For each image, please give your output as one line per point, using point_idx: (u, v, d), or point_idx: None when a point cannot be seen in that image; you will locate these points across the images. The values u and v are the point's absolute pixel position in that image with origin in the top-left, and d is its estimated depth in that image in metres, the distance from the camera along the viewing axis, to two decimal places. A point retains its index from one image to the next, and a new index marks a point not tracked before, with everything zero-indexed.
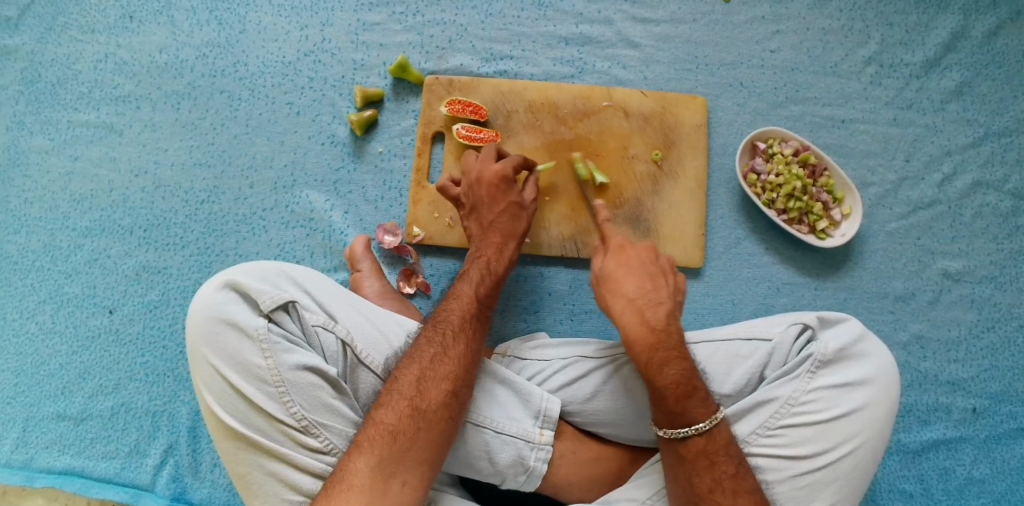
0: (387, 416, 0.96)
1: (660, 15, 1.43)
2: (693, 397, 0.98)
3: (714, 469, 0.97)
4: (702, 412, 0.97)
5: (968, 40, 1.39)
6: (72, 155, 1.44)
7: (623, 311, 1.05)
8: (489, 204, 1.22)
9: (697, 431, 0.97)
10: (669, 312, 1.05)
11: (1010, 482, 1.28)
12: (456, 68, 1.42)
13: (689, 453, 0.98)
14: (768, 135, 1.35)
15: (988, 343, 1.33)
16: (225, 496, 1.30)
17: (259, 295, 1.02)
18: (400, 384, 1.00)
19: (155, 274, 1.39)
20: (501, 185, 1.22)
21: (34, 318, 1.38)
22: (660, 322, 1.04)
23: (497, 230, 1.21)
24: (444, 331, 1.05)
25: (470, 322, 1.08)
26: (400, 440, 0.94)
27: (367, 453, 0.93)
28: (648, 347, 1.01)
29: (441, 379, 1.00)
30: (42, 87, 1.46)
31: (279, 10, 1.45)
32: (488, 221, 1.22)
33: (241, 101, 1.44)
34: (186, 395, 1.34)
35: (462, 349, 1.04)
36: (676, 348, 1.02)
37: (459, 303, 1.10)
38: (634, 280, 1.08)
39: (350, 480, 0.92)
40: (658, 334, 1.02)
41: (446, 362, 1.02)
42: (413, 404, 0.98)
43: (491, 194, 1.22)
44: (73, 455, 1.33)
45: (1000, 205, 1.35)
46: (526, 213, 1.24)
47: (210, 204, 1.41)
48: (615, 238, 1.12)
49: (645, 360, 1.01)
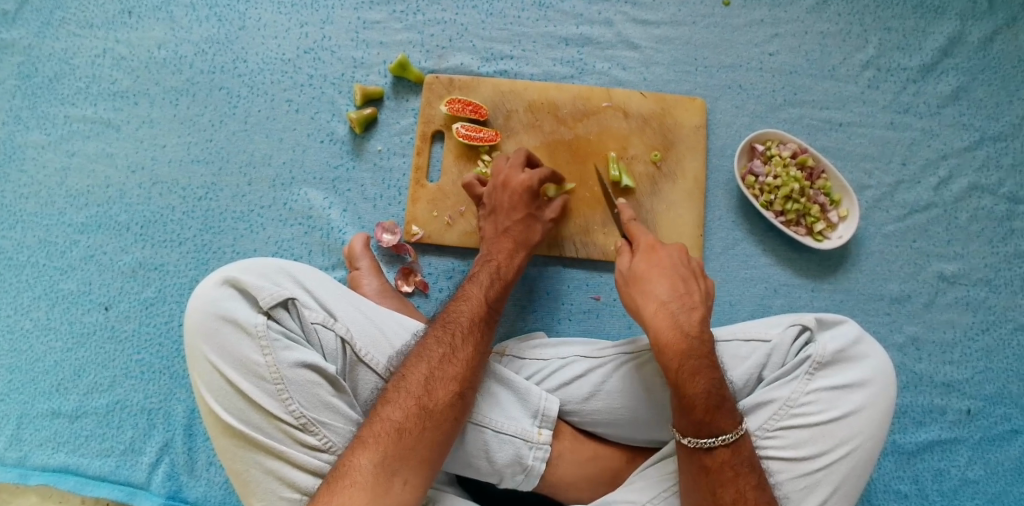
0: (393, 413, 0.96)
1: (660, 17, 1.43)
2: (722, 407, 0.97)
3: (738, 479, 0.96)
4: (728, 423, 0.97)
5: (964, 45, 1.41)
6: (68, 151, 1.43)
7: (656, 315, 1.04)
8: (508, 211, 1.24)
9: (722, 442, 0.96)
10: (702, 317, 1.05)
11: (1004, 483, 1.29)
12: (456, 67, 1.42)
13: (713, 463, 0.97)
14: (766, 137, 1.36)
15: (983, 346, 1.34)
16: (220, 495, 1.29)
17: (259, 292, 1.01)
18: (407, 381, 0.99)
19: (151, 270, 1.38)
20: (525, 194, 1.24)
21: (28, 314, 1.37)
22: (693, 327, 1.03)
23: (511, 236, 1.22)
24: (453, 332, 1.05)
25: (480, 324, 1.08)
26: (405, 438, 0.94)
27: (371, 450, 0.93)
28: (680, 352, 1.00)
29: (448, 380, 1.00)
30: (38, 82, 1.44)
31: (279, 8, 1.45)
32: (504, 227, 1.23)
33: (240, 98, 1.43)
34: (182, 392, 1.33)
35: (470, 352, 1.04)
36: (709, 355, 1.01)
37: (470, 305, 1.10)
38: (667, 284, 1.07)
39: (354, 477, 0.91)
40: (691, 340, 1.01)
41: (455, 363, 1.02)
42: (420, 403, 0.97)
43: (514, 202, 1.24)
44: (67, 453, 1.31)
45: (995, 208, 1.37)
46: (541, 225, 1.26)
47: (208, 201, 1.40)
48: (646, 238, 1.13)
49: (677, 365, 1.00)
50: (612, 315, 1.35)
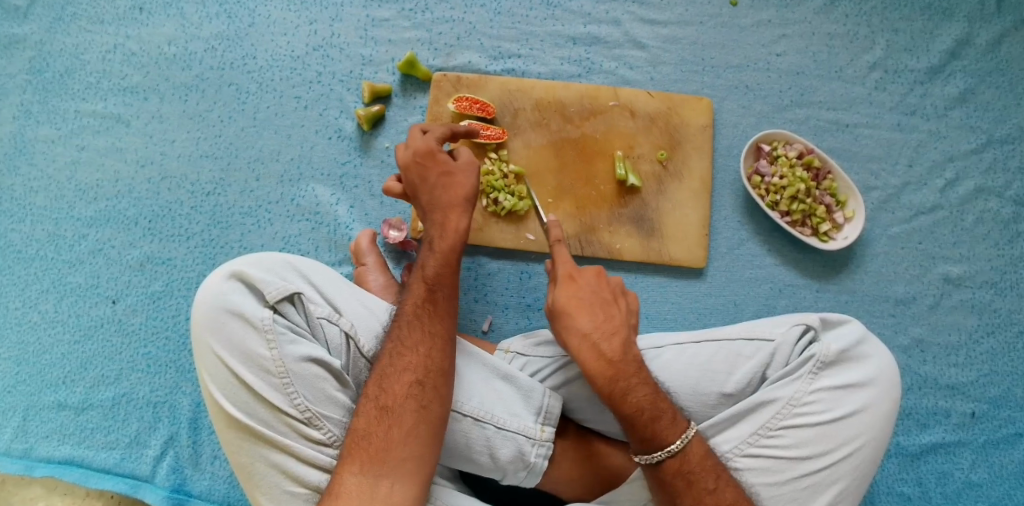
0: (356, 422, 0.97)
1: (667, 17, 1.44)
2: (661, 420, 0.99)
3: (692, 488, 0.97)
4: (670, 433, 0.99)
5: (972, 47, 1.41)
6: (79, 145, 1.44)
7: (581, 346, 1.05)
8: (424, 180, 1.15)
9: (668, 453, 0.98)
10: (623, 341, 1.05)
11: (1008, 487, 1.29)
12: (464, 66, 1.43)
13: (666, 474, 0.98)
14: (772, 138, 1.36)
15: (987, 349, 1.33)
16: (224, 489, 1.30)
17: (266, 286, 1.02)
18: (366, 387, 1.00)
19: (159, 265, 1.39)
20: (428, 155, 1.15)
21: (37, 307, 1.38)
22: (616, 353, 1.04)
23: (435, 205, 1.13)
24: (395, 326, 1.04)
25: (421, 306, 1.05)
26: (373, 441, 0.94)
27: (347, 462, 0.94)
28: (607, 378, 1.02)
29: (400, 372, 0.99)
30: (49, 77, 1.46)
31: (288, 5, 1.46)
32: (426, 200, 1.14)
33: (248, 94, 1.44)
34: (188, 386, 1.34)
35: (416, 336, 1.01)
36: (635, 373, 1.03)
37: (412, 293, 1.07)
38: (588, 312, 1.08)
39: (339, 489, 0.92)
40: (614, 366, 1.03)
41: (404, 352, 1.00)
42: (377, 404, 0.97)
43: (422, 168, 1.15)
44: (73, 445, 1.32)
45: (1001, 211, 1.37)
46: (461, 177, 1.15)
47: (216, 196, 1.41)
48: (562, 269, 1.12)
49: (608, 392, 1.02)
50: None
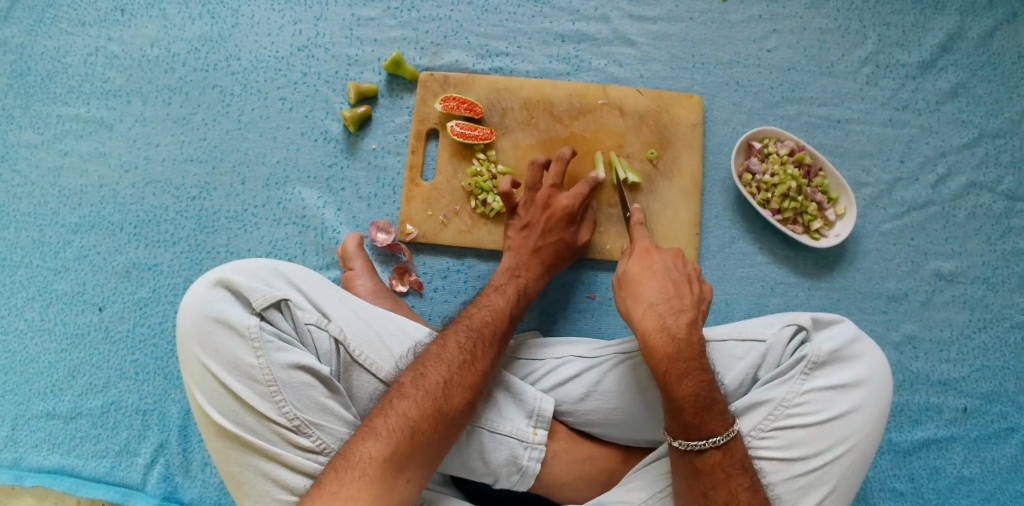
0: (409, 411, 0.94)
1: (657, 13, 1.42)
2: (711, 410, 0.97)
3: (730, 482, 0.96)
4: (719, 425, 0.97)
5: (964, 41, 1.39)
6: (61, 150, 1.42)
7: (644, 318, 1.05)
8: (543, 233, 1.23)
9: (712, 444, 0.96)
10: (689, 321, 1.04)
11: (1000, 481, 1.29)
12: (451, 65, 1.41)
13: (705, 465, 0.97)
14: (763, 135, 1.35)
15: (980, 344, 1.33)
16: (215, 495, 1.29)
17: (251, 293, 1.01)
18: (427, 380, 0.98)
19: (145, 271, 1.38)
20: (562, 219, 1.24)
21: (23, 315, 1.37)
22: (681, 329, 1.03)
23: (540, 259, 1.23)
24: (476, 340, 1.05)
25: (499, 337, 1.08)
26: (418, 438, 0.92)
27: (384, 444, 0.91)
28: (667, 354, 1.00)
29: (465, 388, 0.99)
30: (31, 81, 1.44)
31: (272, 5, 1.44)
32: (535, 244, 1.23)
33: (233, 96, 1.42)
34: (177, 393, 1.33)
35: (487, 363, 1.04)
36: (697, 359, 1.01)
37: (492, 314, 1.11)
38: (657, 287, 1.09)
39: (363, 468, 0.89)
40: (679, 344, 1.01)
41: (471, 371, 1.01)
42: (436, 405, 0.95)
43: (550, 224, 1.24)
44: (63, 454, 1.31)
45: (994, 206, 1.36)
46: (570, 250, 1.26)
47: (202, 200, 1.39)
48: (643, 243, 1.15)
49: (664, 370, 1.00)
50: (608, 315, 1.35)
